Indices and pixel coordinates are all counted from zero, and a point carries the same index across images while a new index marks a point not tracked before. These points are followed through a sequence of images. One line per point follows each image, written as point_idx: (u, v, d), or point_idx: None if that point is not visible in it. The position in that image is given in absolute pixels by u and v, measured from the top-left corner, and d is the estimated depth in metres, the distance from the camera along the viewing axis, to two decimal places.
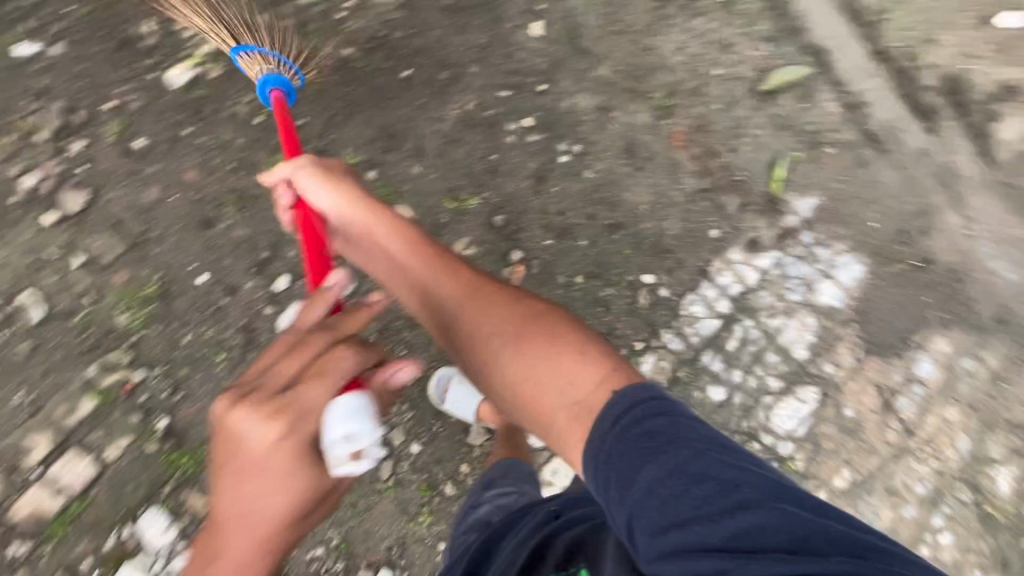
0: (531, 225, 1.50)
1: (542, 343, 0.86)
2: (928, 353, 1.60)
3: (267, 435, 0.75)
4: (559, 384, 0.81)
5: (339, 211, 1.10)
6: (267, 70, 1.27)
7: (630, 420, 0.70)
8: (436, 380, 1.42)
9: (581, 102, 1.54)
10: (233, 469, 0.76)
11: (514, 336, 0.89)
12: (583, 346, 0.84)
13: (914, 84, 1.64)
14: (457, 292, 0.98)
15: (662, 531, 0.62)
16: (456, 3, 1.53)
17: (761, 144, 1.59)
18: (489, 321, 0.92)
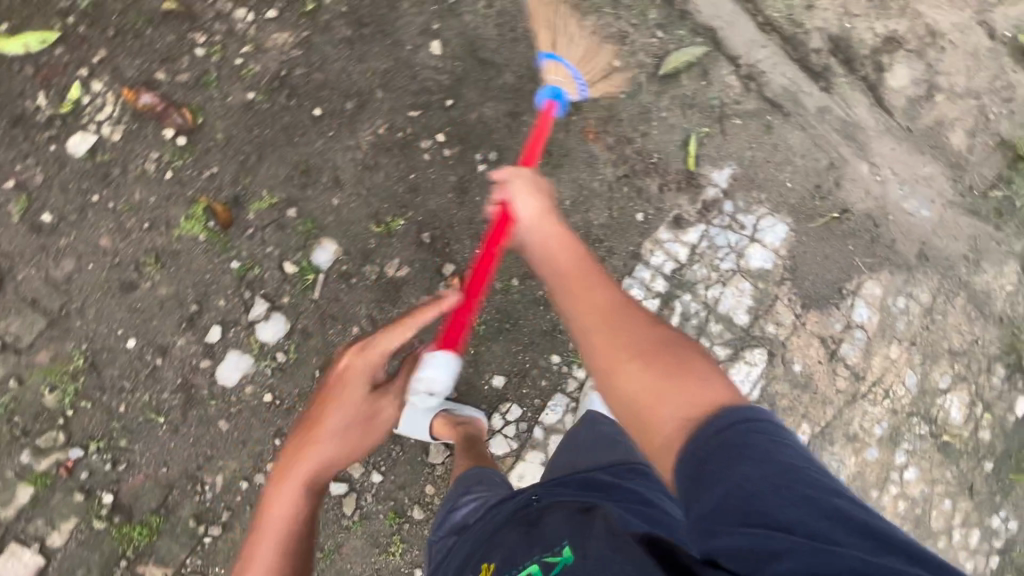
0: (460, 237, 1.51)
1: (665, 361, 0.82)
2: (862, 298, 1.66)
3: (356, 365, 1.16)
4: (677, 398, 0.77)
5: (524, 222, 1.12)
6: (552, 79, 1.49)
7: (737, 433, 0.69)
8: None
9: (491, 110, 1.57)
10: (336, 390, 1.17)
11: (639, 348, 0.85)
12: (713, 379, 0.79)
13: (803, 49, 1.72)
14: (608, 300, 0.93)
15: (739, 513, 0.63)
16: (352, 33, 1.54)
17: (671, 125, 1.64)
18: (625, 332, 0.88)
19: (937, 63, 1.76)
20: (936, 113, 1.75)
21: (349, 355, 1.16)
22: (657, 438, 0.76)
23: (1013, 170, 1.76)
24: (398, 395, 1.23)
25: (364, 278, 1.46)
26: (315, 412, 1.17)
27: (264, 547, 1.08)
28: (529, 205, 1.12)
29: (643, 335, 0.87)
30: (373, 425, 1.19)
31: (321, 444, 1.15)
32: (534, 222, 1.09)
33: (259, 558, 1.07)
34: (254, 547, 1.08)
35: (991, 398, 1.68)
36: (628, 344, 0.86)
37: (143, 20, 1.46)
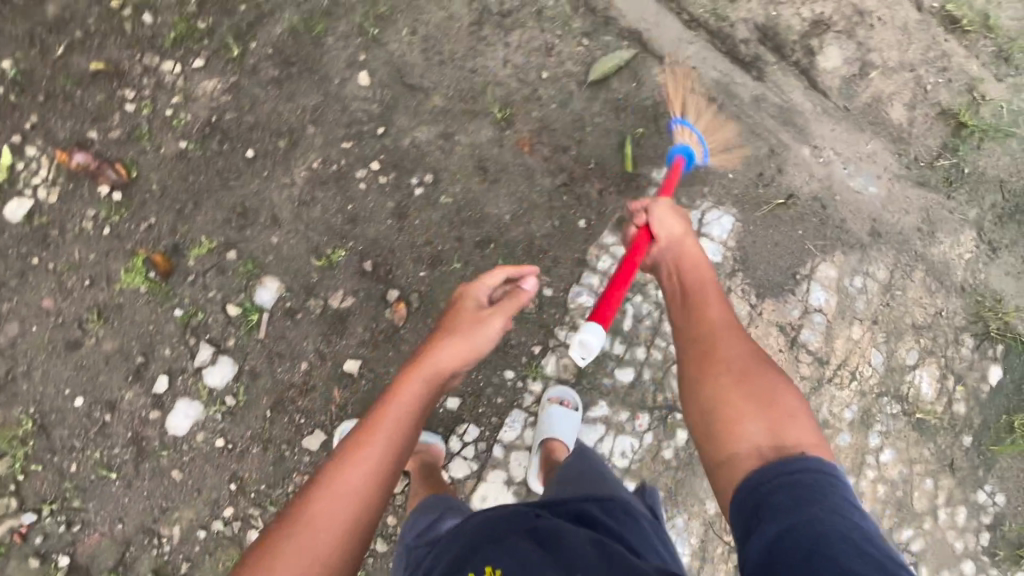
0: (403, 262, 1.51)
1: (761, 391, 1.01)
2: (818, 282, 1.64)
3: (473, 303, 1.24)
4: (761, 423, 0.97)
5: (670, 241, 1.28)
6: (682, 140, 1.56)
7: (809, 478, 0.85)
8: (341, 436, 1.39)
9: (423, 134, 1.58)
10: (450, 327, 1.21)
11: (738, 372, 1.04)
12: (802, 417, 0.98)
13: (730, 40, 1.72)
14: (719, 329, 1.12)
15: (797, 545, 0.77)
16: (280, 73, 1.56)
17: (606, 129, 1.63)
18: (725, 355, 1.07)
19: (868, 41, 1.76)
20: (872, 90, 1.75)
21: (492, 274, 1.27)
22: (734, 445, 0.97)
23: (958, 137, 1.75)
24: (507, 315, 1.23)
25: (308, 312, 1.46)
26: (444, 328, 1.20)
27: (371, 442, 1.00)
28: (671, 232, 1.28)
29: (743, 364, 1.05)
30: (481, 336, 1.18)
31: (440, 351, 1.15)
32: (672, 246, 1.27)
33: (366, 452, 0.99)
34: (363, 442, 1.00)
35: (962, 370, 1.65)
36: (727, 366, 1.05)
37: (72, 82, 1.49)
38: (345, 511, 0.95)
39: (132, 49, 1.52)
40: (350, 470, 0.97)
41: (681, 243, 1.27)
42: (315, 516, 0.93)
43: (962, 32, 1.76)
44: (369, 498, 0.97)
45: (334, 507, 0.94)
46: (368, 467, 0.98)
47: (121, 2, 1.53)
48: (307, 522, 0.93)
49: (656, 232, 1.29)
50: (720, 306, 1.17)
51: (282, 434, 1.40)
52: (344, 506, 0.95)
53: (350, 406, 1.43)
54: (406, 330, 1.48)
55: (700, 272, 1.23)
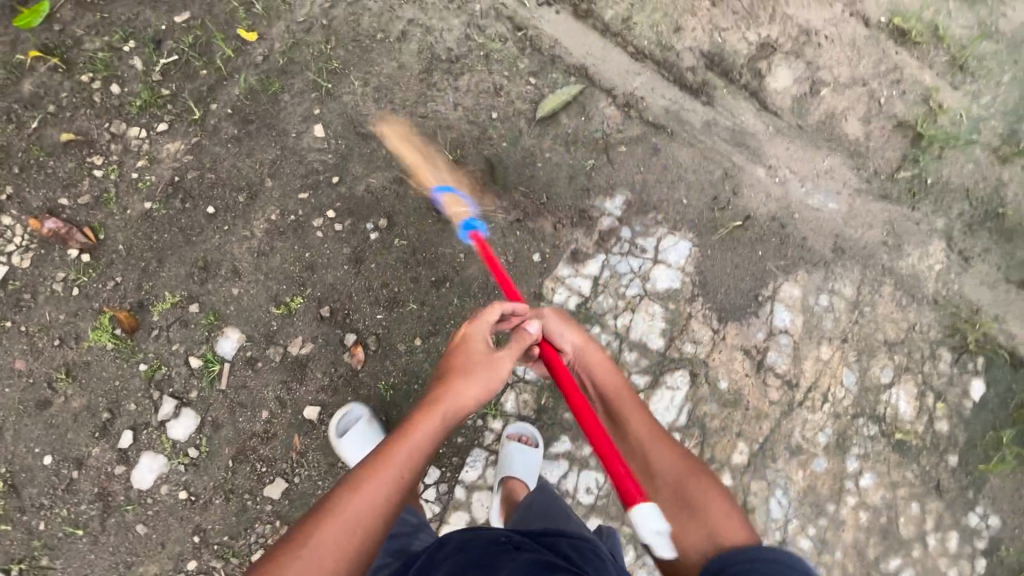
0: (360, 305, 1.54)
1: (689, 497, 0.93)
2: (781, 302, 1.62)
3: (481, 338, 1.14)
4: (698, 533, 0.88)
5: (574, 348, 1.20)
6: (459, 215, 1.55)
7: (769, 564, 0.78)
8: (350, 411, 1.46)
9: (377, 180, 1.63)
10: (461, 360, 1.11)
11: (669, 484, 0.96)
12: (734, 517, 0.90)
13: (677, 69, 1.76)
14: (640, 436, 1.04)
15: None
16: (239, 131, 1.64)
17: (556, 164, 1.67)
18: (655, 466, 0.99)
19: (816, 59, 1.79)
20: (824, 107, 1.76)
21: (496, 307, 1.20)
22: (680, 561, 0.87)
23: (917, 148, 1.74)
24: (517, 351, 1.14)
25: (268, 360, 1.48)
26: (458, 358, 1.11)
27: (384, 472, 0.90)
28: (568, 342, 1.21)
29: (671, 474, 0.97)
30: (499, 367, 1.09)
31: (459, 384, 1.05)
32: (578, 353, 1.19)
33: (378, 482, 0.89)
34: (374, 471, 0.90)
35: (942, 386, 1.59)
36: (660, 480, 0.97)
37: (45, 153, 1.58)
38: (350, 544, 0.84)
39: (101, 118, 1.62)
40: (358, 499, 0.86)
41: (579, 344, 1.20)
42: (321, 546, 0.82)
43: (912, 43, 1.79)
44: (376, 530, 0.86)
45: (339, 536, 0.83)
46: (379, 497, 0.87)
47: (91, 76, 1.64)
48: (311, 552, 0.82)
49: (557, 341, 1.21)
50: (635, 409, 1.08)
51: (244, 484, 1.41)
52: (351, 536, 0.84)
53: (310, 453, 1.44)
54: (365, 373, 1.49)
55: (609, 373, 1.15)
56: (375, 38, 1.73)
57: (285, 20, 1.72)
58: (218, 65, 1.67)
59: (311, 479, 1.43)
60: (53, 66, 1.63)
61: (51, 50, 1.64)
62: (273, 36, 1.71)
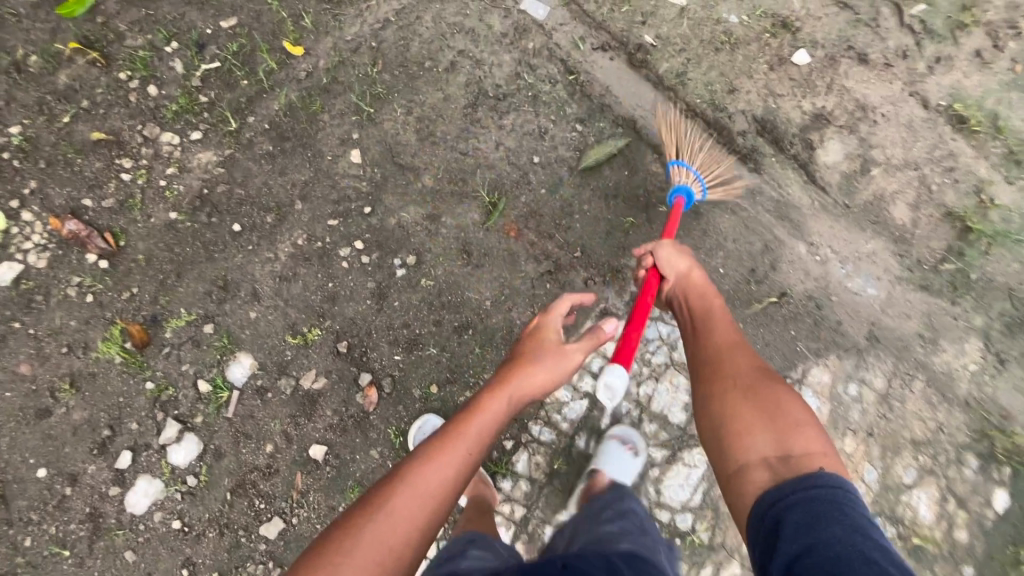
0: (378, 343, 1.49)
1: (768, 413, 1.01)
2: (810, 386, 1.58)
3: (550, 329, 1.25)
4: (766, 445, 0.97)
5: (682, 280, 1.29)
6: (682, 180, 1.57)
7: (828, 495, 0.85)
8: (429, 425, 1.42)
9: (410, 215, 1.58)
10: (531, 350, 1.21)
11: (745, 388, 1.06)
12: (809, 428, 0.99)
13: (727, 132, 1.72)
14: (723, 348, 1.14)
15: (796, 557, 0.79)
16: (274, 148, 1.59)
17: (594, 218, 1.62)
18: (733, 374, 1.08)
19: (869, 136, 1.74)
20: (873, 187, 1.72)
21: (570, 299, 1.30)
22: (742, 459, 0.98)
23: (964, 241, 1.69)
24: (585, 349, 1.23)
25: (279, 392, 1.44)
26: (529, 346, 1.22)
27: (454, 447, 1.00)
28: (675, 269, 1.30)
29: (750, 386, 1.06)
30: (562, 361, 1.18)
31: (528, 374, 1.15)
32: (682, 280, 1.29)
33: (447, 461, 0.98)
34: (447, 445, 1.00)
35: (965, 493, 1.55)
36: (734, 383, 1.07)
37: (74, 149, 1.53)
38: (419, 513, 0.93)
39: (135, 119, 1.57)
40: (431, 474, 0.96)
41: (686, 271, 1.30)
42: (394, 515, 0.91)
43: (969, 131, 1.75)
44: (443, 503, 0.95)
45: (410, 505, 0.93)
46: (446, 476, 0.97)
47: (129, 74, 1.59)
48: (385, 520, 0.91)
49: (664, 271, 1.31)
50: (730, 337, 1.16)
51: (240, 519, 1.36)
52: (420, 507, 0.93)
53: (311, 493, 1.39)
54: (376, 416, 1.44)
55: (706, 294, 1.26)
56: (423, 65, 1.68)
57: (333, 37, 1.67)
58: (260, 77, 1.62)
59: (309, 521, 1.38)
60: (92, 60, 1.58)
61: (91, 44, 1.60)
62: (319, 52, 1.66)
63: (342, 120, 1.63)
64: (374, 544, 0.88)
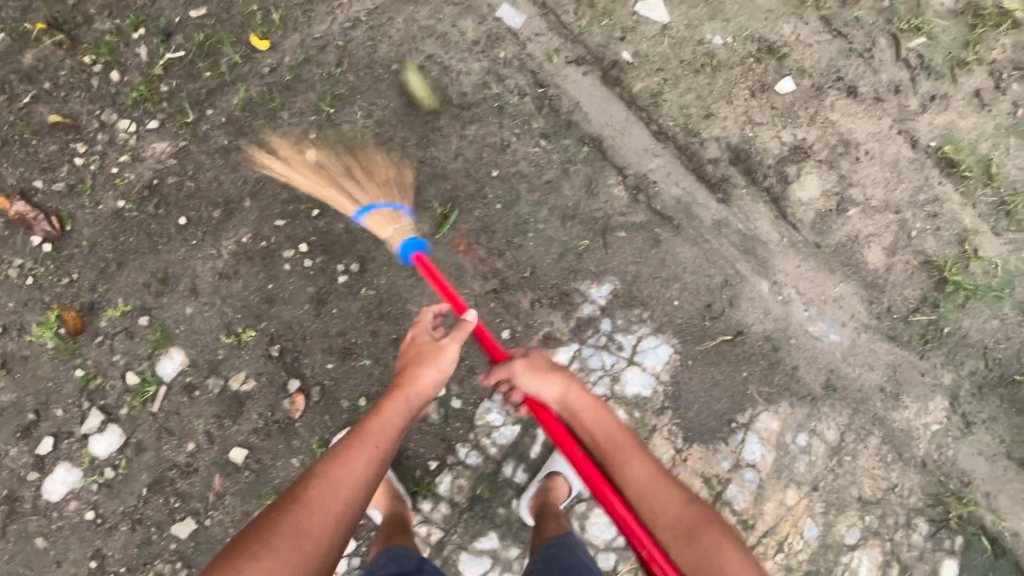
0: (312, 349, 1.46)
1: (701, 549, 0.95)
2: (755, 432, 1.53)
3: (424, 329, 1.26)
4: None
5: (561, 397, 1.17)
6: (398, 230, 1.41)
7: None
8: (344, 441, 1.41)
9: (358, 220, 1.54)
10: (416, 351, 1.22)
11: (680, 531, 0.98)
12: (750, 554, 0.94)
13: (698, 158, 1.65)
14: (640, 483, 1.04)
15: None
16: (229, 142, 1.57)
17: (548, 238, 1.57)
18: (663, 519, 1.00)
19: (851, 174, 1.66)
20: (849, 228, 1.63)
21: (431, 309, 1.29)
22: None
23: (941, 292, 1.60)
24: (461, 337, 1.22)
25: (206, 391, 1.43)
26: (410, 352, 1.23)
27: (361, 448, 1.01)
28: (551, 396, 1.17)
29: (677, 522, 0.99)
30: (444, 359, 1.19)
31: (418, 370, 1.17)
32: (564, 405, 1.17)
33: (359, 457, 1.00)
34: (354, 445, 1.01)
35: (910, 559, 1.51)
36: (668, 530, 0.99)
37: (31, 131, 1.53)
38: (334, 507, 0.93)
39: (93, 104, 1.56)
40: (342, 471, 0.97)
41: (562, 392, 1.18)
42: (309, 506, 0.90)
43: (960, 176, 1.65)
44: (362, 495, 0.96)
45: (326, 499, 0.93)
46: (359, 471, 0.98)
47: (93, 58, 1.58)
48: (303, 509, 0.90)
49: (543, 399, 1.19)
50: (635, 454, 1.08)
51: (153, 516, 1.38)
52: (334, 499, 0.93)
53: (227, 496, 1.38)
54: (301, 423, 1.42)
55: (600, 419, 1.14)
56: (389, 68, 1.64)
57: (300, 33, 1.64)
58: (223, 69, 1.60)
59: (222, 524, 1.38)
60: (58, 41, 1.57)
61: (59, 25, 1.59)
62: (285, 48, 1.63)
63: (301, 119, 1.60)
64: (290, 536, 0.86)
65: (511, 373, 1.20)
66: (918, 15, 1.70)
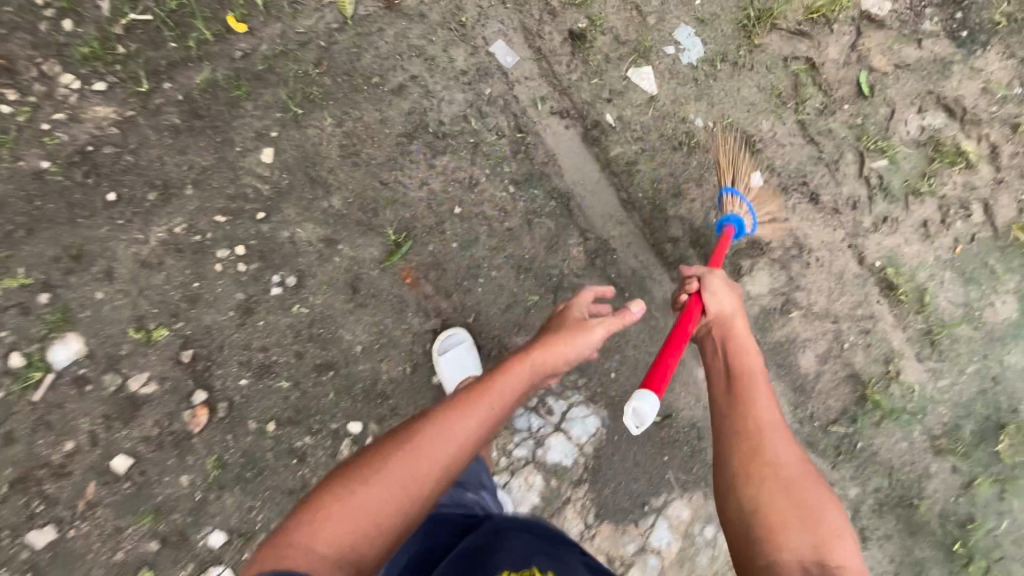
0: (226, 361, 1.37)
1: (803, 505, 0.99)
2: (666, 519, 1.52)
3: (577, 309, 1.27)
4: (798, 537, 0.95)
5: (728, 322, 1.24)
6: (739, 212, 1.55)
7: None
8: (454, 335, 1.47)
9: (305, 232, 1.46)
10: (556, 327, 1.24)
11: (783, 479, 1.02)
12: (841, 533, 0.98)
13: (660, 234, 1.66)
14: (763, 425, 1.10)
15: None
16: (181, 122, 1.46)
17: (499, 286, 1.54)
18: (776, 456, 1.05)
19: (799, 278, 1.72)
20: (788, 330, 1.71)
21: (596, 289, 1.30)
22: (773, 552, 0.94)
23: (861, 408, 1.69)
24: (609, 327, 1.20)
25: (100, 387, 1.31)
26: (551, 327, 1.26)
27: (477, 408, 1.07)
28: (724, 310, 1.24)
29: (790, 471, 1.03)
30: (582, 343, 1.19)
31: (550, 348, 1.18)
32: (725, 327, 1.24)
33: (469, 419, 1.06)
34: (470, 407, 1.07)
35: None
36: (774, 466, 1.04)
37: None
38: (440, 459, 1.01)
39: (36, 51, 1.41)
40: (454, 423, 1.05)
41: (733, 317, 1.24)
42: (417, 452, 1.01)
43: (896, 299, 1.73)
44: (466, 450, 1.04)
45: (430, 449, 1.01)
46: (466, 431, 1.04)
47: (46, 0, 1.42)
48: (412, 453, 1.00)
49: (710, 306, 1.25)
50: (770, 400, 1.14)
51: (9, 517, 1.25)
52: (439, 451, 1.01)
53: (101, 507, 1.28)
54: (199, 439, 1.33)
55: (751, 359, 1.19)
56: (370, 80, 1.58)
57: (283, 24, 1.55)
58: (190, 44, 1.49)
59: (88, 538, 1.27)
60: None
61: None
62: (264, 35, 1.54)
63: (266, 112, 1.51)
64: (393, 479, 0.98)
65: (709, 276, 1.28)
66: (884, 139, 1.78)
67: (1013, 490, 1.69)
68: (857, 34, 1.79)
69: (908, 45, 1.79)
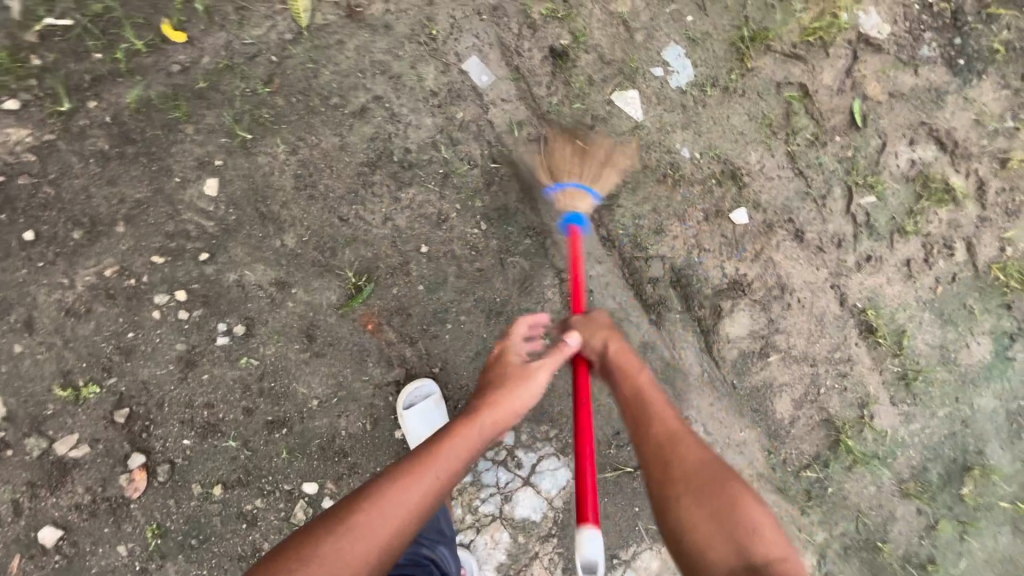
0: (167, 419, 1.27)
1: (715, 502, 0.90)
2: (634, 571, 1.48)
3: (513, 353, 1.22)
4: (723, 541, 0.86)
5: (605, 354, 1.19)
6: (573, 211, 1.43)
7: None
8: (421, 387, 1.37)
9: (255, 275, 1.33)
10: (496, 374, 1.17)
11: (693, 484, 0.93)
12: (768, 522, 0.89)
13: (639, 275, 1.62)
14: (660, 438, 1.01)
15: None
16: (110, 147, 1.30)
17: (468, 332, 1.43)
18: (680, 467, 0.96)
19: (779, 319, 1.66)
20: (766, 374, 1.66)
21: (525, 321, 1.26)
22: (707, 567, 0.86)
23: (833, 453, 1.67)
24: (552, 365, 1.17)
25: (21, 452, 1.22)
26: (491, 377, 1.17)
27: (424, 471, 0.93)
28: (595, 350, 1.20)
29: (696, 473, 0.94)
30: (529, 386, 1.14)
31: (499, 396, 1.10)
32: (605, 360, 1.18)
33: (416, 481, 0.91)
34: (417, 471, 0.93)
35: None
36: (683, 479, 0.94)
37: None
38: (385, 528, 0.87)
39: None
40: (401, 492, 0.90)
41: (605, 345, 1.19)
42: (356, 524, 0.85)
43: (874, 342, 1.69)
44: (415, 516, 0.89)
45: (373, 516, 0.86)
46: (413, 496, 0.90)
47: None
48: (350, 525, 0.85)
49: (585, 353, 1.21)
50: (661, 408, 1.07)
51: None
52: (383, 519, 0.87)
53: None
54: (137, 505, 1.25)
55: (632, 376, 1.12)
56: (328, 100, 1.41)
57: (228, 32, 1.37)
58: (118, 55, 1.31)
59: None
60: None
61: None
62: (206, 46, 1.35)
63: (209, 136, 1.34)
64: (332, 555, 0.82)
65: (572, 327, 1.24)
66: (874, 173, 1.70)
67: (973, 531, 1.70)
68: (853, 58, 1.69)
69: (903, 72, 1.70)
